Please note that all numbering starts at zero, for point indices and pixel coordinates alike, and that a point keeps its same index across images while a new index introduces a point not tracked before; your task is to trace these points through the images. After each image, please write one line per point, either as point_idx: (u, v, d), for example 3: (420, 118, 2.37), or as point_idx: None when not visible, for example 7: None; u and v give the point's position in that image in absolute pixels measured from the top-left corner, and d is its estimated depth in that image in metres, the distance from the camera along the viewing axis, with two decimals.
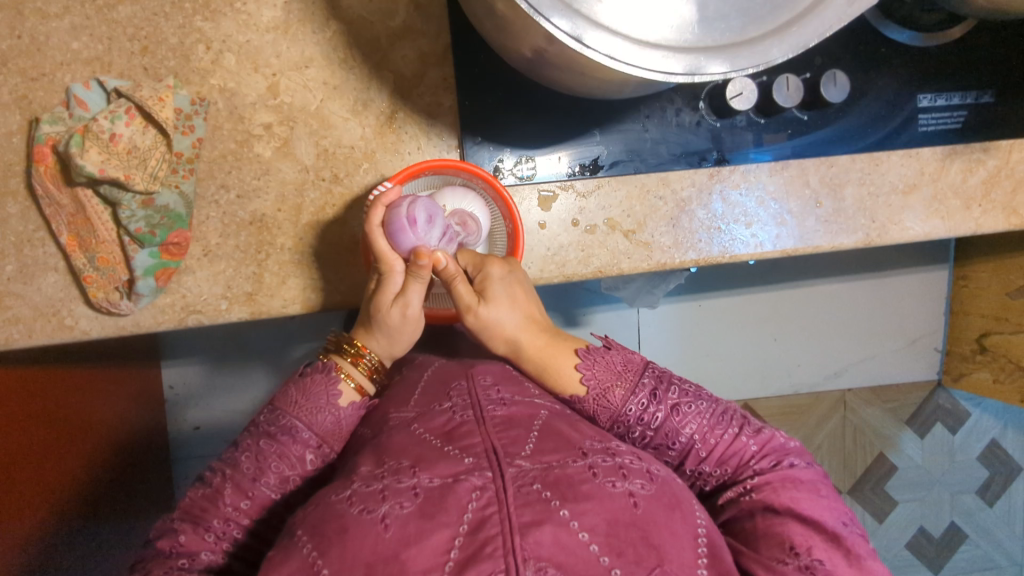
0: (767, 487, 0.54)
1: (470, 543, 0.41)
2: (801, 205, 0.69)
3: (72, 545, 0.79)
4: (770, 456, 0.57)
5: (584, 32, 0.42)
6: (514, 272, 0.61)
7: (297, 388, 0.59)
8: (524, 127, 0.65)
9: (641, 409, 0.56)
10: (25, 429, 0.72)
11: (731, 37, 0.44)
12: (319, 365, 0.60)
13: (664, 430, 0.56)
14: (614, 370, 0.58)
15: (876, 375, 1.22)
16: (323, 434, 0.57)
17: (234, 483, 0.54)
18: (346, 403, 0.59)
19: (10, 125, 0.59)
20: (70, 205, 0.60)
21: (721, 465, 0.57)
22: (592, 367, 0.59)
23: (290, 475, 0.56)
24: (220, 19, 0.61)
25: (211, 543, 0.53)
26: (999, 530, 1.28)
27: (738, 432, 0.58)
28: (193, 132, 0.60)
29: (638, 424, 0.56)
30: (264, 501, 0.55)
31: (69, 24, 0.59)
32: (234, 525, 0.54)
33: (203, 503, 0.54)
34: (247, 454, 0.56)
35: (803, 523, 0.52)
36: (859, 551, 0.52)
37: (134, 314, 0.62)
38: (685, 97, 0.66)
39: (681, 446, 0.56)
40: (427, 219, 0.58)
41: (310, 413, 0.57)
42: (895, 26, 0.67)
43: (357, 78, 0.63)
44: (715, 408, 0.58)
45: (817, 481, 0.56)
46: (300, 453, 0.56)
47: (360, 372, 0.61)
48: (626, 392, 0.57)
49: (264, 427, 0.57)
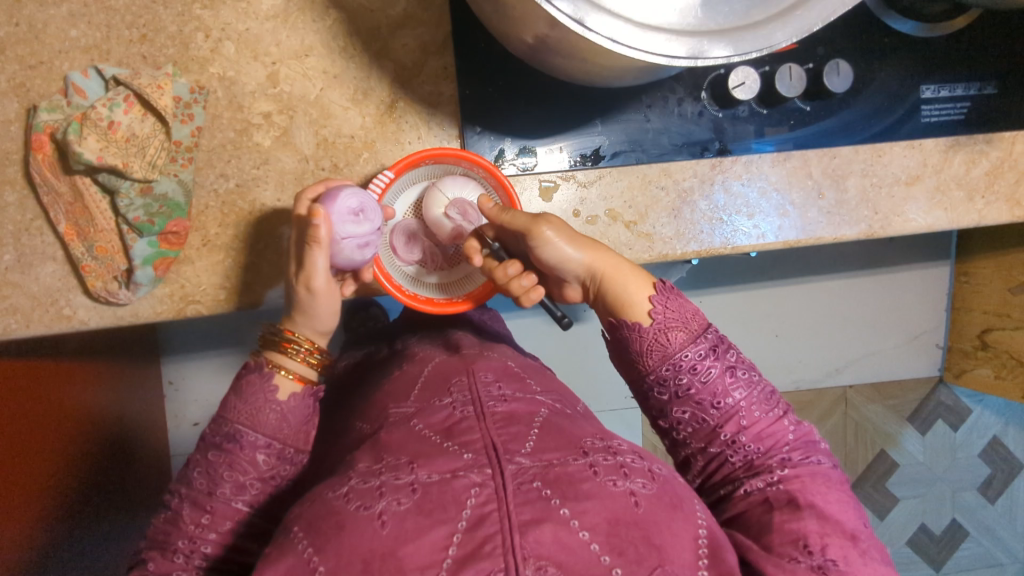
0: (797, 480, 0.53)
1: (468, 540, 0.40)
2: (804, 196, 0.68)
3: (77, 539, 0.80)
4: (803, 449, 0.56)
5: (586, 15, 0.42)
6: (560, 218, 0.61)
7: (234, 393, 0.56)
8: (525, 117, 0.65)
9: (698, 358, 0.55)
10: (20, 423, 0.71)
11: (734, 21, 0.44)
12: (254, 364, 0.57)
13: (715, 385, 0.55)
14: (684, 315, 0.57)
15: (878, 371, 1.21)
16: (270, 432, 0.55)
17: (191, 501, 0.53)
18: (288, 396, 0.56)
19: (8, 113, 0.59)
20: (68, 194, 0.59)
21: (757, 442, 0.55)
22: (666, 303, 0.58)
23: (245, 480, 0.54)
24: (219, 7, 0.61)
25: (182, 563, 0.52)
26: (1000, 527, 1.28)
27: (781, 415, 0.56)
28: (192, 121, 0.60)
29: (689, 371, 0.55)
30: (226, 512, 0.53)
31: (67, 12, 0.59)
32: (201, 542, 0.52)
33: (166, 527, 0.53)
34: (198, 469, 0.54)
35: (823, 522, 0.51)
36: (874, 555, 0.51)
37: (132, 304, 0.61)
38: (687, 87, 0.66)
39: (725, 408, 0.55)
40: (362, 209, 0.58)
41: (250, 415, 0.54)
42: (897, 15, 0.67)
43: (357, 67, 0.63)
44: (765, 387, 0.57)
45: (844, 482, 0.56)
46: (250, 457, 0.54)
47: (295, 360, 0.58)
48: (687, 337, 0.56)
49: (209, 439, 0.54)
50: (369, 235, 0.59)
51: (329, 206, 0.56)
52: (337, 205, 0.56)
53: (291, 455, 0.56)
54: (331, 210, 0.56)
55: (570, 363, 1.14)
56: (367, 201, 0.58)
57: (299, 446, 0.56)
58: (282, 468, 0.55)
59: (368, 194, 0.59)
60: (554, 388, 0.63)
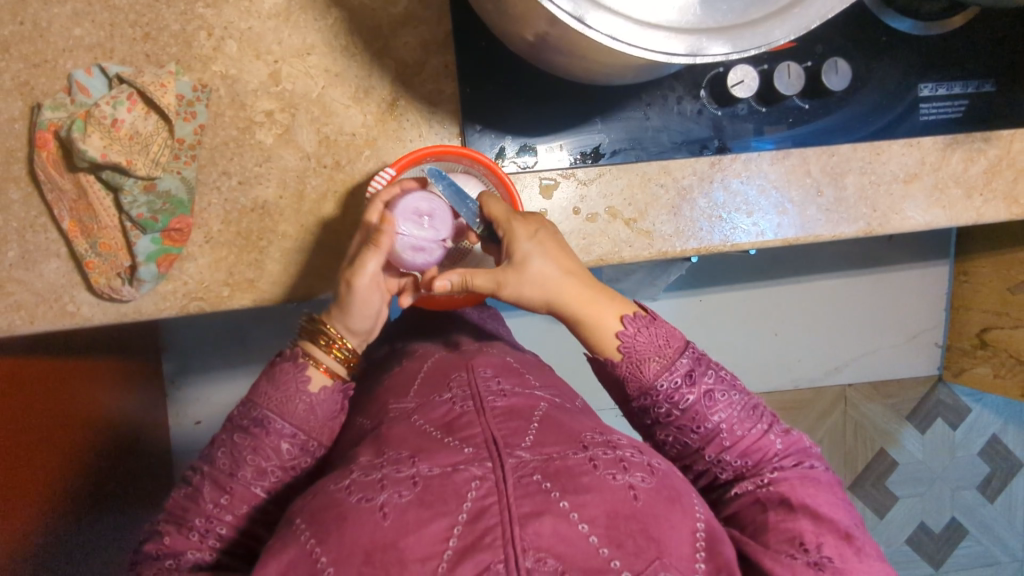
0: (787, 483, 0.53)
1: (468, 532, 0.41)
2: (802, 194, 0.69)
3: (80, 534, 0.80)
4: (793, 456, 0.56)
5: (586, 13, 0.42)
6: (540, 232, 0.58)
7: (267, 379, 0.56)
8: (526, 115, 0.65)
9: (673, 387, 0.55)
10: (24, 419, 0.71)
11: (733, 18, 0.45)
12: (288, 353, 0.57)
13: (693, 411, 0.55)
14: (656, 343, 0.56)
15: (877, 369, 1.22)
16: (297, 422, 0.55)
17: (212, 480, 0.54)
18: (319, 388, 0.56)
19: (12, 111, 0.59)
20: (72, 191, 0.60)
21: (743, 457, 0.55)
22: (636, 335, 0.57)
23: (268, 467, 0.54)
24: (222, 6, 0.61)
25: (197, 541, 0.52)
26: (999, 525, 1.28)
27: (766, 430, 0.57)
28: (195, 119, 0.60)
29: (666, 400, 0.55)
30: (244, 495, 0.54)
31: (71, 11, 0.60)
32: (217, 522, 0.53)
33: (184, 502, 0.54)
34: (222, 449, 0.55)
35: (816, 521, 0.51)
36: (870, 551, 0.51)
37: (136, 301, 0.62)
38: (686, 85, 0.66)
39: (706, 431, 0.55)
40: (429, 213, 0.60)
41: (282, 403, 0.55)
42: (896, 14, 0.68)
43: (359, 66, 0.63)
44: (747, 402, 0.57)
45: (834, 485, 0.56)
46: (275, 445, 0.54)
47: (327, 352, 0.57)
48: (661, 367, 0.55)
49: (238, 421, 0.55)
50: (428, 241, 0.60)
51: (395, 202, 0.59)
52: (403, 203, 0.59)
53: (314, 449, 0.56)
54: (396, 206, 0.59)
55: (570, 362, 1.14)
56: (437, 208, 0.61)
57: (322, 441, 0.57)
58: (303, 460, 0.56)
59: (443, 203, 0.61)
60: (553, 383, 0.64)
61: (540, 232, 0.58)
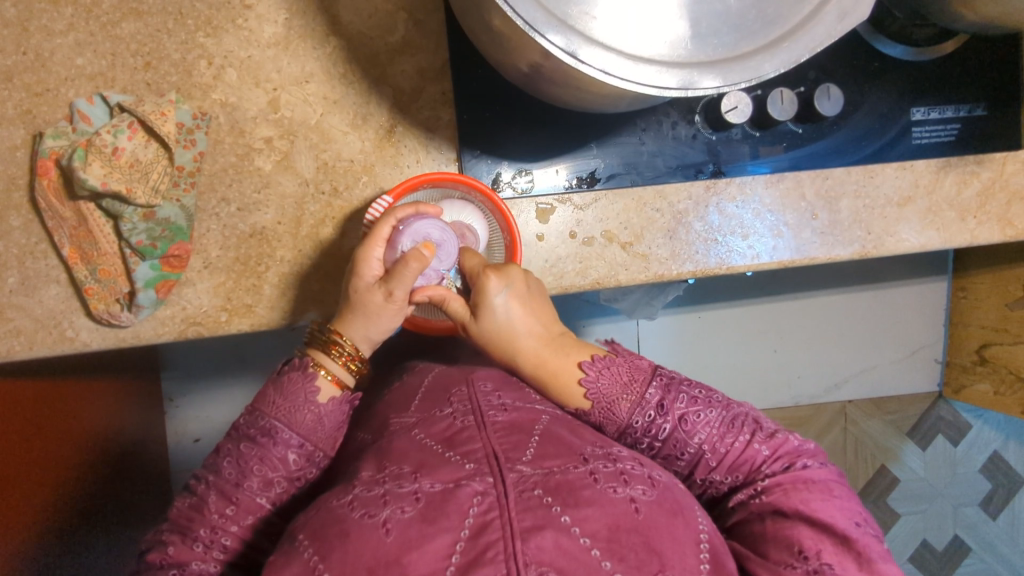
0: (778, 489, 0.53)
1: (471, 547, 0.40)
2: (797, 217, 0.69)
3: (77, 550, 0.80)
4: (783, 459, 0.55)
5: (578, 48, 0.43)
6: (512, 285, 0.58)
7: (274, 388, 0.57)
8: (522, 142, 0.66)
9: (647, 421, 0.55)
10: (20, 442, 0.71)
11: (724, 52, 0.45)
12: (297, 362, 0.58)
13: (673, 439, 0.55)
14: (621, 382, 0.57)
15: (876, 387, 1.22)
16: (304, 433, 0.55)
17: (217, 490, 0.54)
18: (327, 399, 0.57)
19: (14, 139, 0.60)
20: (72, 218, 0.60)
21: (732, 473, 0.56)
22: (599, 377, 0.57)
23: (274, 477, 0.54)
24: (222, 35, 0.62)
25: (201, 552, 0.52)
26: (1004, 544, 1.26)
27: (750, 439, 0.56)
28: (194, 147, 0.61)
29: (645, 435, 0.56)
30: (249, 506, 0.54)
31: (73, 41, 0.60)
32: (222, 533, 0.53)
33: (190, 513, 0.54)
34: (228, 458, 0.55)
35: (812, 526, 0.51)
36: (871, 556, 0.50)
37: (134, 326, 0.62)
38: (681, 111, 0.67)
39: (690, 456, 0.56)
40: (439, 243, 0.59)
41: (288, 412, 0.55)
42: (888, 40, 0.68)
43: (357, 93, 0.64)
44: (726, 416, 0.56)
45: (831, 482, 0.55)
46: (282, 455, 0.54)
47: (336, 363, 0.58)
48: (632, 404, 0.56)
49: (244, 430, 0.55)
50: (433, 269, 0.59)
51: (410, 220, 0.58)
52: (418, 223, 0.58)
53: (320, 459, 0.57)
54: (410, 225, 0.57)
55: None
56: (449, 241, 0.59)
57: (327, 451, 0.57)
58: (309, 470, 0.56)
59: (455, 237, 0.60)
60: None
61: (507, 290, 0.57)
